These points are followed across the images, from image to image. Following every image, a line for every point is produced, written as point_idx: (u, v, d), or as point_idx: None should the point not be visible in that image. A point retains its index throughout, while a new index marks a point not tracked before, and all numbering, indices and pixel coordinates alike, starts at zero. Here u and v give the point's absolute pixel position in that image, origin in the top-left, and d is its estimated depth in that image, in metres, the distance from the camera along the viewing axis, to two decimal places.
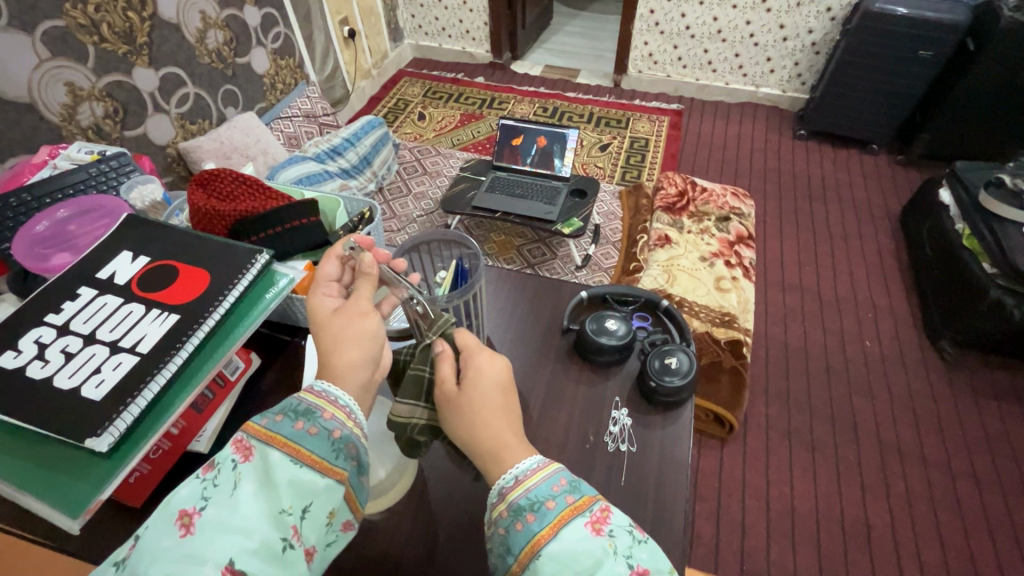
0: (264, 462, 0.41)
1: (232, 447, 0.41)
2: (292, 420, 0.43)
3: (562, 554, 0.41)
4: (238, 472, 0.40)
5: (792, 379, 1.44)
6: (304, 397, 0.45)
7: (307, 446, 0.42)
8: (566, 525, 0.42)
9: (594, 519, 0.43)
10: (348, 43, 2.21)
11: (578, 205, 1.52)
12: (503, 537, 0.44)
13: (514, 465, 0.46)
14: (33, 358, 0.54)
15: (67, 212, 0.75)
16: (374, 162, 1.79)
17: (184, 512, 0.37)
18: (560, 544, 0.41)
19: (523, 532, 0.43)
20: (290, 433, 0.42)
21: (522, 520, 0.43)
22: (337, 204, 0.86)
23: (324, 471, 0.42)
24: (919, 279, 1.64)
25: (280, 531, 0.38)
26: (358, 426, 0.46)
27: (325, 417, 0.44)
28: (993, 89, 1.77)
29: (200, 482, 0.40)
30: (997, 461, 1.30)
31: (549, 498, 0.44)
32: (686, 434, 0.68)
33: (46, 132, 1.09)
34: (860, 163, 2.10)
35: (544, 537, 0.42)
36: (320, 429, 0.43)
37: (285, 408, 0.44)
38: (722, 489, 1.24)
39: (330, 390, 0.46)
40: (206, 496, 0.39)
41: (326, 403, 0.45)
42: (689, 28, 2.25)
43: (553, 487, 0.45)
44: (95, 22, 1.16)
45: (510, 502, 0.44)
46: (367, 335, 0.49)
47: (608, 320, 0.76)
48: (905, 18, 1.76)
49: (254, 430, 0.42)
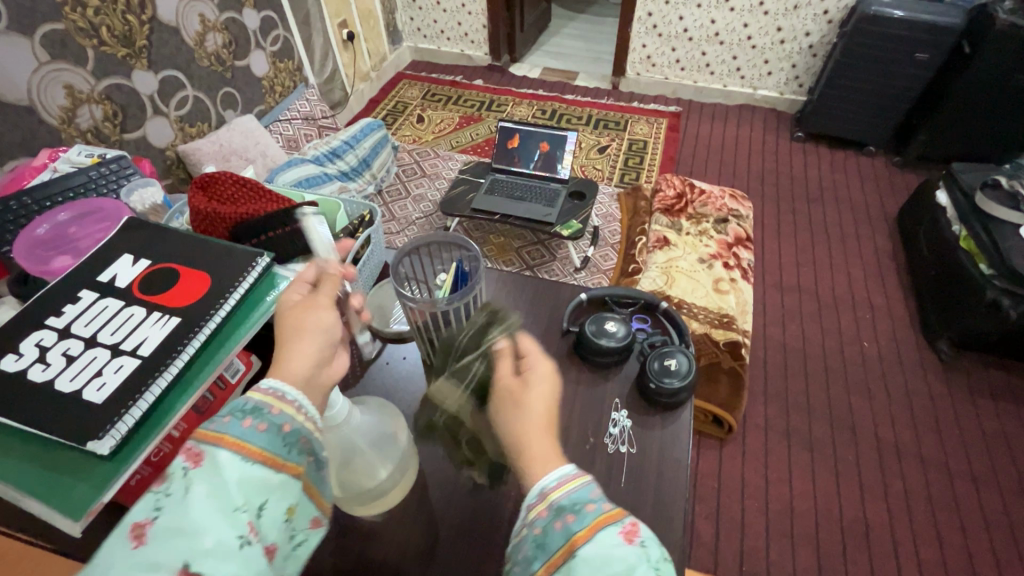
0: (213, 463, 0.39)
1: (178, 454, 0.39)
2: (239, 418, 0.42)
3: (597, 557, 0.38)
4: (186, 476, 0.38)
5: (790, 380, 1.44)
6: (249, 395, 0.44)
7: (257, 443, 0.41)
8: (602, 529, 0.40)
9: (628, 528, 0.40)
10: (347, 46, 2.21)
11: (577, 207, 1.53)
12: (537, 537, 0.41)
13: (552, 470, 0.44)
14: (34, 361, 0.54)
15: (67, 215, 0.75)
16: (373, 164, 1.79)
17: (137, 523, 0.36)
18: (596, 545, 0.39)
19: (561, 531, 0.40)
20: (238, 431, 0.41)
21: (561, 518, 0.41)
22: (337, 207, 0.87)
23: (279, 466, 0.41)
24: (916, 280, 1.65)
25: (236, 529, 0.37)
26: (308, 418, 0.45)
27: (273, 412, 0.43)
28: (989, 91, 1.78)
29: (154, 496, 0.38)
30: (995, 461, 1.31)
31: (589, 501, 0.42)
32: (685, 436, 0.69)
33: (45, 135, 1.09)
34: (857, 165, 2.11)
35: (580, 538, 0.39)
36: (268, 425, 0.42)
37: (231, 407, 0.43)
38: (721, 490, 1.24)
39: (264, 383, 0.45)
40: (158, 505, 0.37)
41: (275, 399, 0.44)
42: (687, 30, 2.26)
43: (592, 492, 0.43)
44: (94, 25, 1.16)
45: (550, 502, 0.42)
46: (316, 326, 0.50)
47: (608, 322, 0.76)
48: (901, 21, 1.77)
49: (199, 434, 0.40)
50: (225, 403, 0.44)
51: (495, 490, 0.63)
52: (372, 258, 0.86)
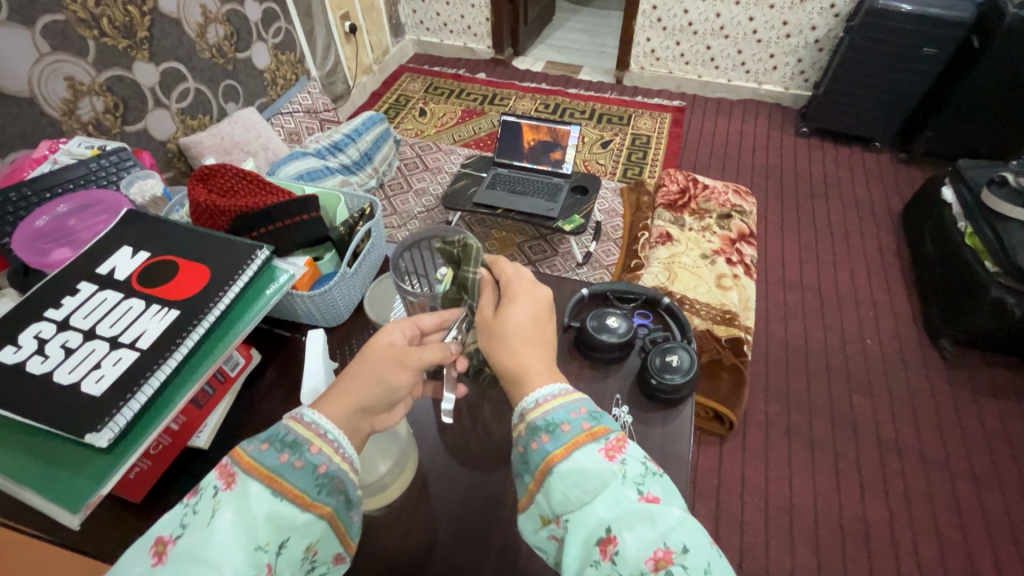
0: (242, 493, 0.40)
1: (217, 472, 0.42)
2: (277, 451, 0.43)
3: (572, 473, 0.42)
4: (217, 500, 0.40)
5: (792, 376, 1.44)
6: (292, 426, 0.45)
7: (291, 480, 0.42)
8: (578, 448, 0.44)
9: (608, 446, 0.44)
10: (348, 39, 2.20)
11: (579, 202, 1.51)
12: (522, 454, 0.46)
13: (534, 390, 0.48)
14: (33, 353, 0.53)
15: (67, 207, 0.75)
16: (375, 158, 1.78)
17: (160, 540, 0.39)
18: (571, 463, 0.43)
19: (538, 451, 0.45)
20: (274, 464, 0.42)
21: (537, 440, 0.45)
22: (338, 200, 0.86)
23: (308, 505, 0.42)
24: (920, 277, 1.64)
25: (253, 568, 0.38)
26: (346, 460, 0.45)
27: (311, 451, 0.44)
28: (998, 87, 1.76)
29: (184, 508, 0.41)
30: (998, 461, 1.30)
31: (564, 423, 0.45)
32: (685, 433, 0.68)
33: (46, 127, 1.08)
34: (861, 160, 2.09)
35: (556, 456, 0.44)
36: (304, 463, 0.43)
37: (272, 436, 0.44)
38: (721, 487, 1.24)
39: (302, 413, 0.46)
40: (184, 524, 0.40)
41: (314, 436, 0.44)
42: (692, 23, 2.24)
43: (570, 412, 0.46)
44: (94, 16, 1.15)
45: (527, 423, 0.46)
46: (393, 384, 0.49)
47: (609, 317, 0.75)
48: (909, 15, 1.76)
49: (238, 456, 0.42)
50: (268, 429, 0.45)
51: (494, 487, 0.63)
52: (374, 253, 0.84)
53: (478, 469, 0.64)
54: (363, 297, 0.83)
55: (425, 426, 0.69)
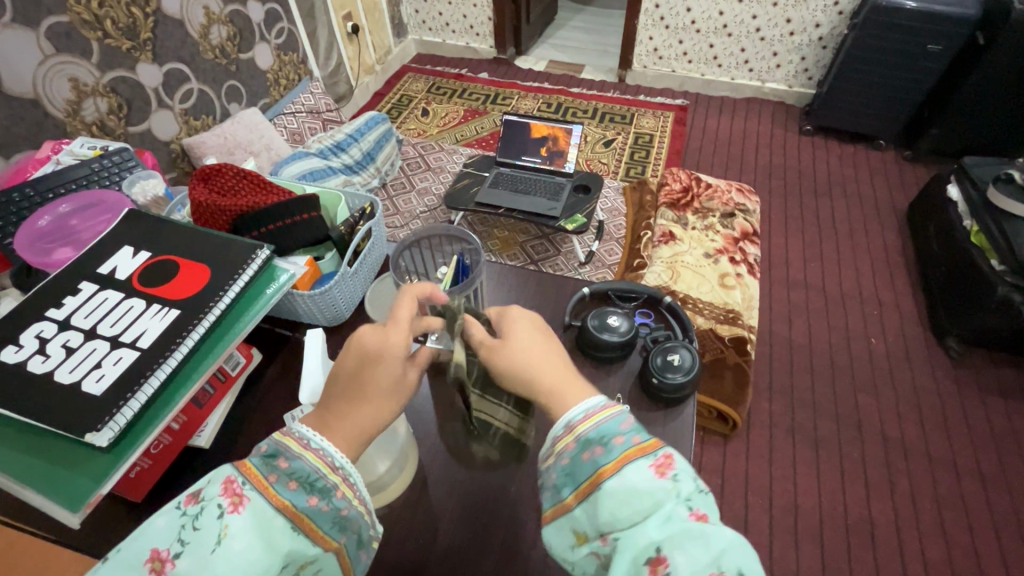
0: (256, 523, 0.40)
1: (225, 490, 0.41)
2: (307, 494, 0.42)
3: (623, 488, 0.42)
4: (224, 524, 0.39)
5: (796, 375, 1.43)
6: (315, 462, 0.44)
7: (314, 522, 0.42)
8: (630, 464, 0.43)
9: (659, 463, 0.43)
10: (351, 39, 2.20)
11: (581, 201, 1.51)
12: (567, 467, 0.45)
13: (583, 401, 0.48)
14: (33, 352, 0.54)
15: (68, 207, 0.75)
16: (377, 158, 1.79)
17: (157, 553, 0.38)
18: (622, 480, 0.42)
19: (588, 463, 0.44)
20: (303, 507, 0.42)
21: (588, 451, 0.44)
22: (338, 200, 0.86)
23: (322, 543, 0.42)
24: (925, 275, 1.63)
25: None
26: (363, 502, 0.45)
27: (337, 495, 0.43)
28: (1004, 84, 1.75)
29: (180, 514, 0.40)
30: (1005, 460, 1.29)
31: (617, 435, 0.45)
32: (686, 432, 0.68)
33: (51, 127, 1.09)
34: (867, 158, 2.08)
35: (607, 471, 0.43)
36: (330, 507, 0.43)
37: (301, 473, 0.43)
38: (724, 486, 1.23)
39: (329, 448, 0.45)
40: (183, 540, 0.38)
41: (342, 481, 0.44)
42: (694, 22, 2.23)
43: (621, 425, 0.46)
44: (99, 18, 1.16)
45: (577, 435, 0.46)
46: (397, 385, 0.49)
47: (610, 316, 0.75)
48: (914, 12, 1.74)
49: (258, 486, 0.41)
50: (292, 457, 0.44)
51: (494, 486, 0.63)
52: (375, 251, 0.84)
53: (478, 468, 0.64)
54: (365, 296, 0.82)
55: (425, 424, 0.69)
